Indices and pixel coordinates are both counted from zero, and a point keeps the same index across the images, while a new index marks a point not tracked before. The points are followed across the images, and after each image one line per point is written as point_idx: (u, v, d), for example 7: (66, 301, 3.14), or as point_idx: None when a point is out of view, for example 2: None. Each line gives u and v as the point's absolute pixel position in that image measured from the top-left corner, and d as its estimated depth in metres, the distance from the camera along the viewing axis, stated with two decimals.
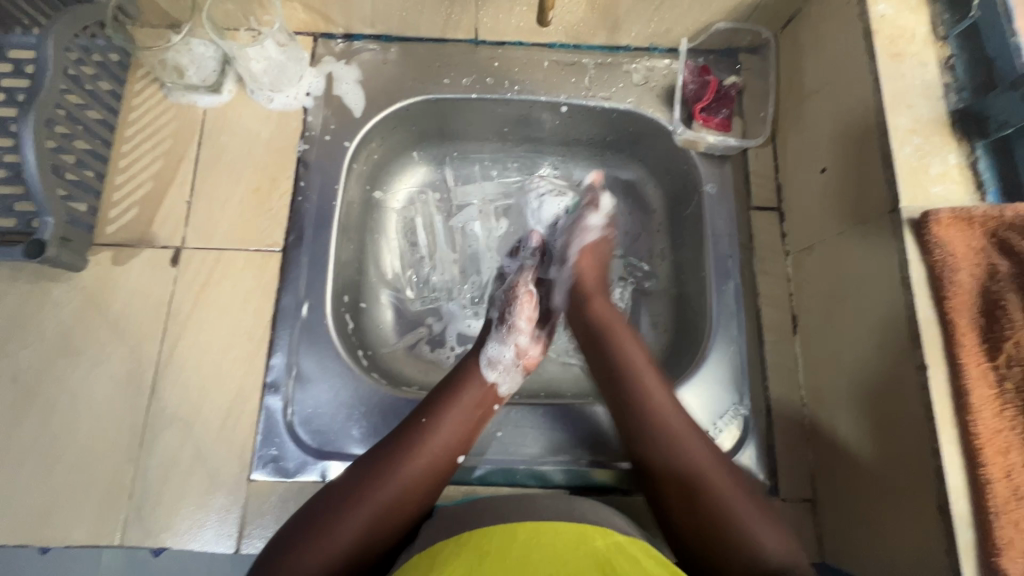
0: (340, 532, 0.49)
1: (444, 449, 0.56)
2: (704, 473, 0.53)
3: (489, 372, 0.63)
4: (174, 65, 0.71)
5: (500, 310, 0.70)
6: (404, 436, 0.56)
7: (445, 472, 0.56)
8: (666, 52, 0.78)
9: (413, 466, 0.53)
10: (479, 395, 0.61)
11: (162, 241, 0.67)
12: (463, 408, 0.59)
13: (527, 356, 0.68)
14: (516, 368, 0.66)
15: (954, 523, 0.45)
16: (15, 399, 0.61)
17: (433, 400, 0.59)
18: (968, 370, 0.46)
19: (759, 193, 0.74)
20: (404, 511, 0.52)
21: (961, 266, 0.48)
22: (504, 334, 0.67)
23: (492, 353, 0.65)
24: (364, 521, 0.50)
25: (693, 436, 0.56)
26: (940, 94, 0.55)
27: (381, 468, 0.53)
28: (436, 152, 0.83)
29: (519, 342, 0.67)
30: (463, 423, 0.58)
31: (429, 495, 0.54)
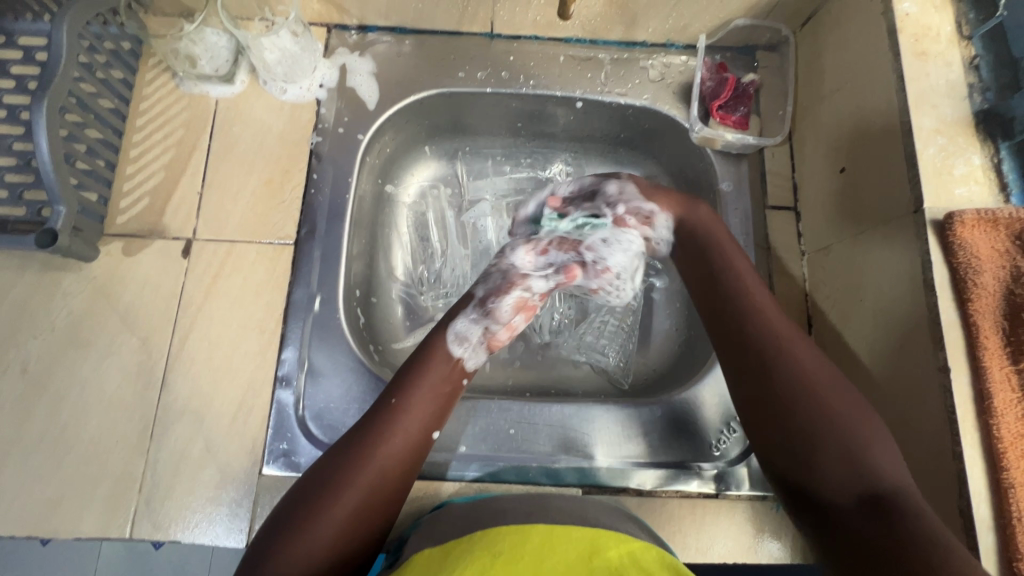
0: (323, 523, 0.48)
1: (417, 428, 0.55)
2: (827, 409, 0.47)
3: (456, 347, 0.62)
4: (187, 55, 0.70)
5: (484, 291, 0.66)
6: (377, 418, 0.55)
7: (422, 451, 0.56)
8: (683, 49, 0.77)
9: (389, 445, 0.53)
10: (446, 370, 0.60)
11: (173, 233, 0.67)
12: (431, 385, 0.58)
13: (494, 338, 0.65)
14: (480, 346, 0.63)
15: (976, 528, 0.45)
16: (25, 389, 0.61)
17: (399, 381, 0.58)
18: (991, 374, 0.46)
19: (775, 192, 0.73)
20: (385, 495, 0.52)
21: (985, 268, 0.48)
22: (477, 313, 0.64)
23: (461, 328, 0.63)
24: (347, 509, 0.49)
25: (804, 354, 0.52)
26: (965, 94, 0.55)
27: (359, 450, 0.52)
28: (448, 146, 0.82)
29: (491, 326, 0.64)
30: (433, 401, 0.58)
31: (408, 475, 0.54)
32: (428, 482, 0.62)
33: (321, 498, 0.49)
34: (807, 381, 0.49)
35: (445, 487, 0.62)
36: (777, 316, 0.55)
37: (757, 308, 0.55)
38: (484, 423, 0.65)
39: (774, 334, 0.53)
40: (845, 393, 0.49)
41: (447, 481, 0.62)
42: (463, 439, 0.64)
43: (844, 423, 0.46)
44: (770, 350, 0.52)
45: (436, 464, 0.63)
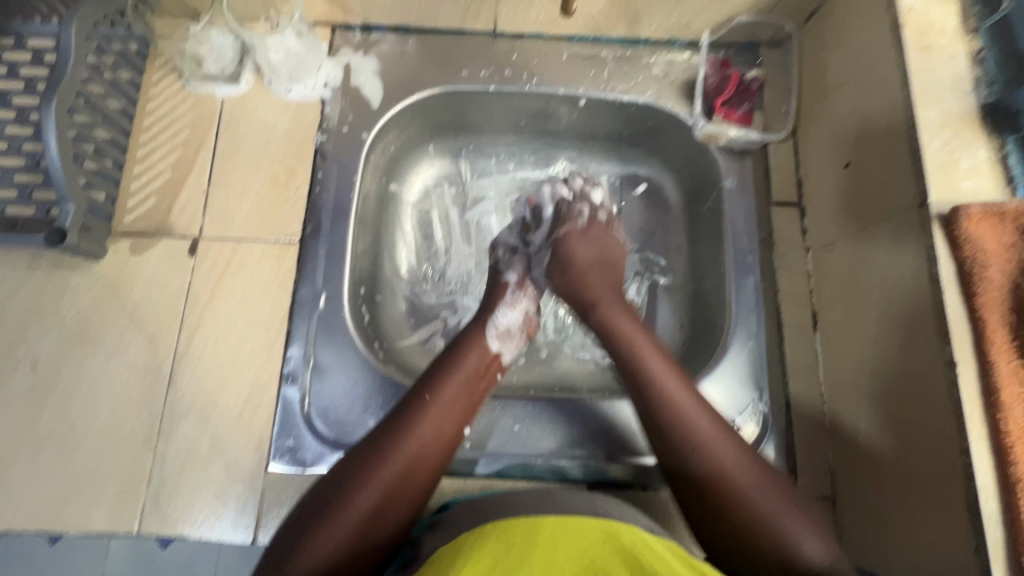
0: (356, 508, 0.49)
1: (453, 419, 0.56)
2: (726, 471, 0.51)
3: (495, 339, 0.65)
4: (193, 55, 0.72)
5: (516, 275, 0.71)
6: (410, 407, 0.55)
7: (456, 443, 0.56)
8: (686, 46, 0.77)
9: (423, 434, 0.53)
10: (482, 364, 0.61)
11: (179, 231, 0.67)
12: (467, 377, 0.59)
13: (530, 323, 0.70)
14: (519, 333, 0.68)
15: (984, 523, 0.45)
16: (35, 387, 0.61)
17: (436, 372, 0.59)
18: (998, 368, 0.46)
19: (779, 188, 0.73)
20: (421, 483, 0.52)
21: (993, 261, 0.47)
22: (513, 299, 0.69)
23: (500, 317, 0.67)
24: (382, 494, 0.50)
25: (718, 436, 0.53)
26: (970, 88, 0.54)
27: (392, 438, 0.52)
28: (452, 144, 0.82)
29: (526, 309, 0.70)
30: (468, 394, 0.59)
31: (441, 465, 0.54)
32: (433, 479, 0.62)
33: (358, 483, 0.50)
34: (703, 439, 0.53)
35: (449, 485, 0.63)
36: (647, 345, 0.60)
37: (640, 369, 0.58)
38: (487, 420, 0.65)
39: (643, 363, 0.58)
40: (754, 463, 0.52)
41: (453, 477, 0.63)
42: (469, 435, 0.65)
43: (732, 468, 0.51)
44: (665, 410, 0.55)
45: None
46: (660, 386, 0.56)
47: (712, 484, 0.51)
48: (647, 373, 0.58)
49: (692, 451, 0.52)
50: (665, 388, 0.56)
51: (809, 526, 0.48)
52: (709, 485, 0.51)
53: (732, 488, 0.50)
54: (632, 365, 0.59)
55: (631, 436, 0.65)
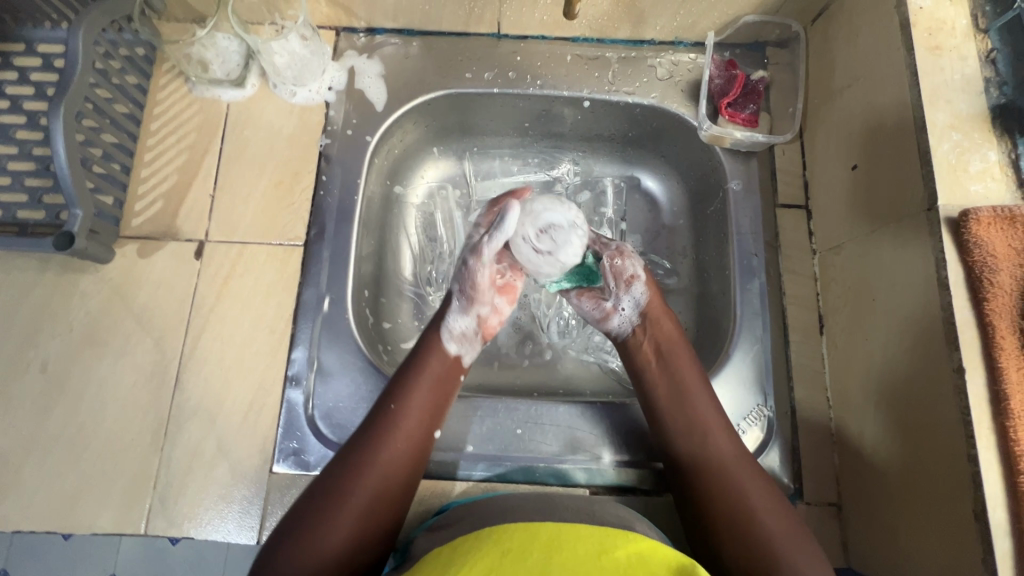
0: (332, 530, 0.49)
1: (419, 429, 0.57)
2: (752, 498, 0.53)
3: (453, 344, 0.63)
4: (199, 59, 0.72)
5: (460, 281, 0.66)
6: (377, 422, 0.56)
7: (424, 452, 0.57)
8: (691, 47, 0.77)
9: (389, 449, 0.54)
10: (445, 368, 0.61)
11: (186, 234, 0.68)
12: (432, 383, 0.60)
13: (488, 324, 0.67)
14: (477, 337, 0.66)
15: (992, 533, 0.44)
16: (45, 388, 0.62)
17: (400, 381, 0.59)
18: (1008, 374, 0.45)
19: (785, 190, 0.72)
20: (391, 499, 0.53)
21: (1002, 266, 0.47)
22: (463, 304, 0.65)
23: (451, 323, 0.65)
24: (353, 515, 0.51)
25: (750, 473, 0.55)
26: (981, 88, 0.53)
27: (360, 458, 0.53)
28: (456, 147, 0.82)
29: (480, 312, 0.66)
30: (432, 400, 0.59)
31: (412, 476, 0.55)
32: (434, 482, 0.63)
33: (330, 505, 0.51)
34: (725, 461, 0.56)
35: (451, 488, 0.63)
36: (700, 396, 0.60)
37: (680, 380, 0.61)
38: (490, 422, 0.65)
39: (680, 381, 0.61)
40: (775, 501, 0.53)
41: (455, 479, 0.63)
42: (471, 438, 0.65)
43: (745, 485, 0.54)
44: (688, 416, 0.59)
45: (445, 463, 0.64)
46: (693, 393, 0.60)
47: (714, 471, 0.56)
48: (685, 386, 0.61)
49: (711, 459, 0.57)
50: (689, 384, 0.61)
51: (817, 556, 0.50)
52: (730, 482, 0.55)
53: (742, 502, 0.53)
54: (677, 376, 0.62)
55: (634, 440, 0.65)
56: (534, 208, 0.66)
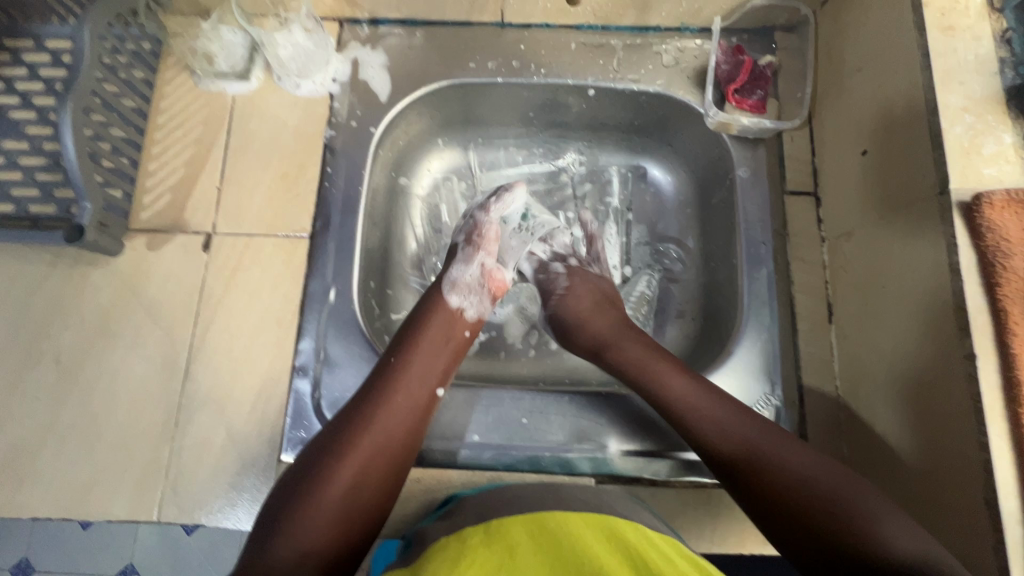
0: (335, 484, 0.50)
1: (421, 385, 0.58)
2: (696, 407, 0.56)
3: (454, 297, 0.66)
4: (205, 53, 0.72)
5: (465, 235, 0.70)
6: (378, 379, 0.57)
7: (429, 411, 0.58)
8: (698, 32, 0.76)
9: (392, 406, 0.55)
10: (447, 323, 0.63)
11: (194, 227, 0.69)
12: (432, 344, 0.61)
13: (494, 278, 0.69)
14: (482, 289, 0.68)
15: (1003, 521, 0.43)
16: (59, 378, 0.63)
17: (401, 340, 0.61)
18: (1020, 359, 0.44)
19: (793, 176, 0.71)
20: (393, 458, 0.54)
21: (1016, 250, 0.45)
22: (469, 254, 0.68)
23: (456, 275, 0.67)
24: (353, 472, 0.51)
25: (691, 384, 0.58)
26: (995, 69, 0.52)
27: (359, 417, 0.54)
28: (461, 137, 0.82)
29: (484, 262, 0.69)
30: (434, 359, 0.60)
31: (413, 436, 0.56)
32: (440, 471, 0.63)
33: (335, 459, 0.51)
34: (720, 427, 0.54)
35: (458, 476, 0.63)
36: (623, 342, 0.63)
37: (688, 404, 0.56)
38: (495, 411, 0.65)
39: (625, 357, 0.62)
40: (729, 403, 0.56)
41: (461, 469, 0.63)
42: (477, 427, 0.65)
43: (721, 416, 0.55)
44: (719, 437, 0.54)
45: (450, 452, 0.64)
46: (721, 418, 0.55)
47: (761, 471, 0.51)
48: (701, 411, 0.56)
49: (760, 477, 0.51)
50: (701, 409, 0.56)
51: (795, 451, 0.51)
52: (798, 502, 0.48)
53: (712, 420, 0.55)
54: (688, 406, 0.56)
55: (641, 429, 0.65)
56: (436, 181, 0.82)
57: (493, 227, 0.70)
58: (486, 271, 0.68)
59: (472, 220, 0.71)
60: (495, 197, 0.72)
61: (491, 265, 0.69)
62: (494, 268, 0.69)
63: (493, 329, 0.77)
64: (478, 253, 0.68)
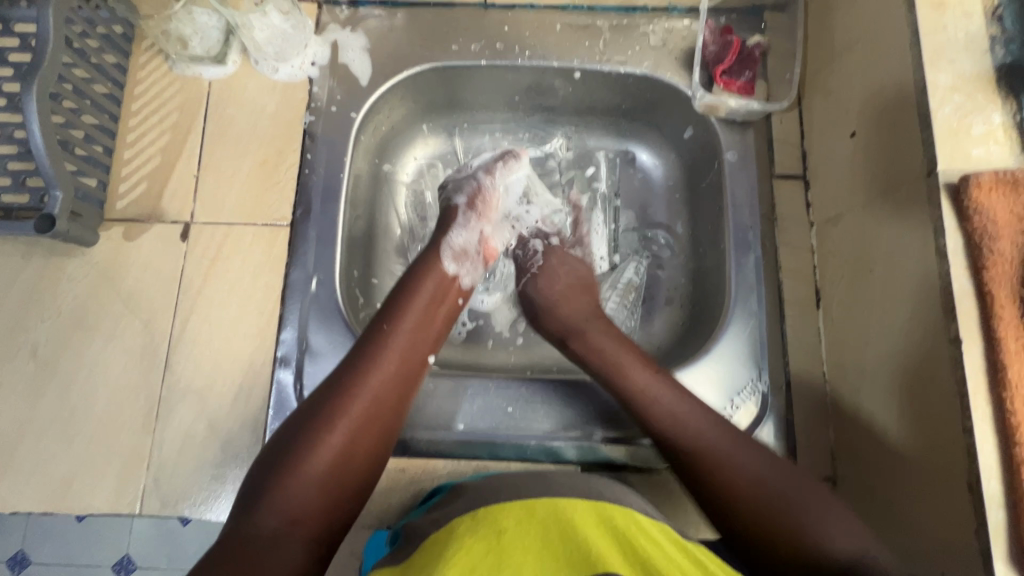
0: (322, 452, 0.49)
1: (412, 352, 0.57)
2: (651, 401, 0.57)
3: (453, 263, 0.64)
4: (178, 36, 0.70)
5: (466, 198, 0.69)
6: (368, 344, 0.56)
7: (419, 376, 0.57)
8: (686, 13, 0.74)
9: (385, 371, 0.54)
10: (439, 289, 0.62)
11: (172, 217, 0.67)
12: (422, 309, 0.59)
13: (488, 246, 0.69)
14: (477, 255, 0.67)
15: (985, 504, 0.43)
16: (36, 372, 0.62)
17: (391, 306, 0.59)
18: (1006, 344, 0.43)
19: (782, 160, 0.71)
20: (382, 427, 0.53)
21: (1003, 233, 0.45)
22: (471, 220, 0.68)
23: (455, 240, 0.66)
24: (344, 438, 0.50)
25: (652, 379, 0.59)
26: (985, 47, 0.51)
27: (351, 383, 0.53)
28: (446, 123, 0.80)
29: (483, 230, 0.69)
30: (424, 325, 0.59)
31: (402, 403, 0.55)
32: (426, 461, 0.63)
33: (320, 427, 0.50)
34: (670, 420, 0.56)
35: (444, 466, 0.63)
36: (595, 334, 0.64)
37: (702, 442, 0.54)
38: (481, 400, 0.65)
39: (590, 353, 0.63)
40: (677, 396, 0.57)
41: (447, 457, 0.63)
42: (462, 417, 0.64)
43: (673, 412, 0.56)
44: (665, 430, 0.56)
45: (434, 441, 0.63)
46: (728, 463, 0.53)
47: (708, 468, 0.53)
48: (706, 447, 0.54)
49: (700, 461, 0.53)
50: (667, 414, 0.56)
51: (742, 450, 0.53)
52: (752, 521, 0.50)
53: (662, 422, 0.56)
54: (690, 435, 0.54)
55: (628, 417, 0.64)
56: (424, 168, 0.80)
57: (495, 194, 0.71)
58: (484, 238, 0.69)
59: (476, 181, 0.70)
60: (502, 160, 0.72)
61: (489, 232, 0.69)
62: (489, 233, 0.69)
63: (479, 317, 0.76)
64: (478, 218, 0.69)
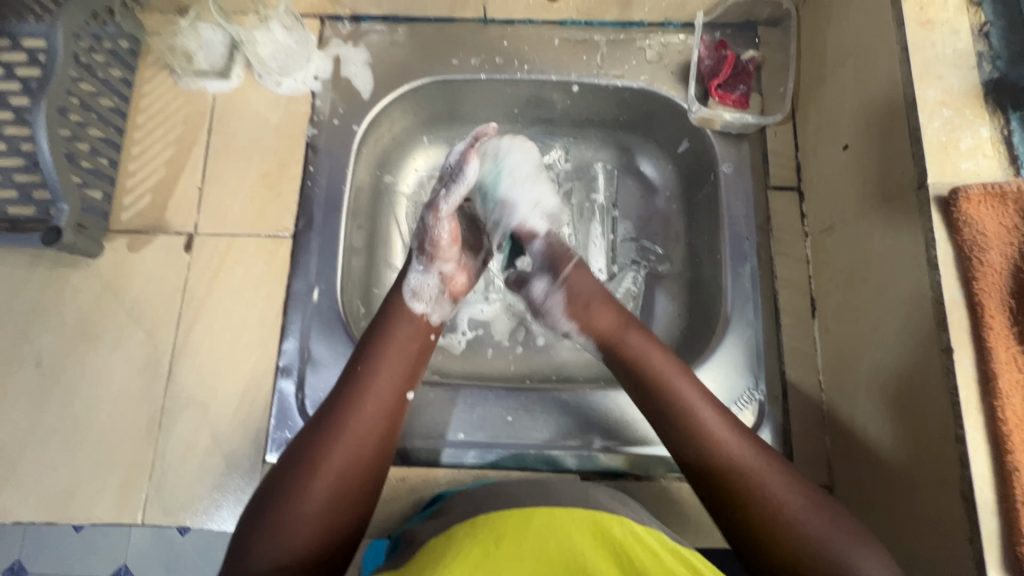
0: (308, 497, 0.50)
1: (388, 390, 0.56)
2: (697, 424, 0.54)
3: (418, 304, 0.62)
4: (184, 51, 0.72)
5: (418, 241, 0.64)
6: (344, 387, 0.55)
7: (399, 414, 0.57)
8: (681, 27, 0.76)
9: (362, 413, 0.54)
10: (414, 328, 0.61)
11: (175, 228, 0.68)
12: (396, 348, 0.58)
13: (454, 283, 0.64)
14: (443, 296, 0.64)
15: (978, 513, 0.43)
16: (40, 382, 0.63)
17: (366, 346, 0.59)
18: (996, 353, 0.44)
19: (777, 172, 0.72)
20: (363, 469, 0.53)
21: (992, 244, 0.46)
22: (425, 262, 0.63)
23: (415, 284, 0.63)
24: (327, 482, 0.51)
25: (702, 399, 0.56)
26: (973, 63, 0.52)
27: (331, 428, 0.53)
28: (445, 135, 0.81)
29: (443, 269, 0.64)
30: (401, 364, 0.58)
31: (384, 442, 0.55)
32: (426, 469, 0.63)
33: (302, 475, 0.50)
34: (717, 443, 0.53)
35: (444, 475, 0.63)
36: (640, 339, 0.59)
37: (735, 460, 0.52)
38: (481, 409, 0.65)
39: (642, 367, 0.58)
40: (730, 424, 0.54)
41: (447, 466, 0.64)
42: (462, 426, 0.65)
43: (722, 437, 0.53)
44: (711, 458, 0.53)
45: (434, 450, 0.64)
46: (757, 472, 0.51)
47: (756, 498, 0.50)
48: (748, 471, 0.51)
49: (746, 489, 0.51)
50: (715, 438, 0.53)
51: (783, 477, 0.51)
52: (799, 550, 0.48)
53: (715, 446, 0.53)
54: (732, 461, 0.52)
55: (629, 426, 0.65)
56: (426, 180, 0.81)
57: (444, 224, 0.62)
58: (445, 276, 0.64)
59: (422, 223, 0.63)
60: (443, 186, 0.62)
61: (450, 271, 0.64)
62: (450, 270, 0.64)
63: (479, 326, 0.77)
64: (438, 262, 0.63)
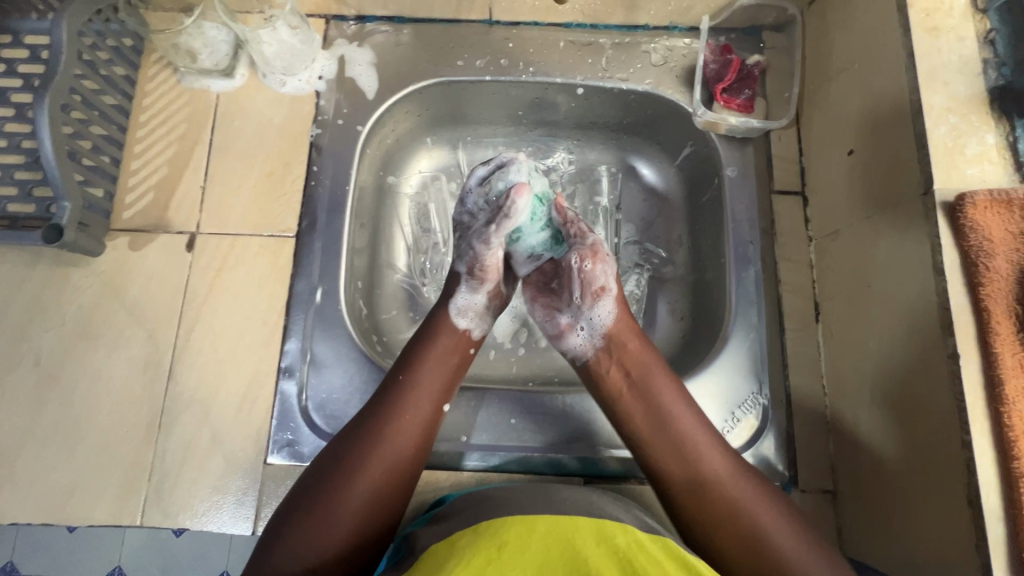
0: (344, 500, 0.50)
1: (429, 400, 0.56)
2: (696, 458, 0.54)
3: (462, 321, 0.61)
4: (187, 49, 0.71)
5: (466, 263, 0.62)
6: (385, 395, 0.55)
7: (435, 425, 0.56)
8: (686, 31, 0.76)
9: (402, 420, 0.54)
10: (455, 338, 0.60)
11: (177, 227, 0.68)
12: (438, 356, 0.58)
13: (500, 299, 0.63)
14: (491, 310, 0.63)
15: (985, 518, 0.43)
16: (38, 381, 0.62)
17: (409, 354, 0.59)
18: (1003, 360, 0.44)
19: (782, 176, 0.72)
20: (401, 475, 0.53)
21: (998, 250, 0.46)
22: (475, 282, 0.62)
23: (463, 302, 0.62)
24: (365, 487, 0.51)
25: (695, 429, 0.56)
26: (978, 70, 0.52)
27: (373, 432, 0.53)
28: (449, 136, 0.81)
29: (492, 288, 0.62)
30: (443, 374, 0.58)
31: (423, 450, 0.55)
32: (429, 472, 0.63)
33: (341, 479, 0.51)
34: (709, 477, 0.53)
35: (446, 478, 0.63)
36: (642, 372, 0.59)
37: (725, 493, 0.53)
38: (484, 413, 0.65)
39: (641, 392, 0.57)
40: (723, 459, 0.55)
41: (451, 470, 0.63)
42: (465, 429, 0.64)
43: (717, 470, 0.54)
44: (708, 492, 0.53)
45: (437, 453, 0.64)
46: (767, 529, 0.51)
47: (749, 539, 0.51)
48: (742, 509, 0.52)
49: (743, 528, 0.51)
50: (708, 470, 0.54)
51: (769, 510, 0.52)
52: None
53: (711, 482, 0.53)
54: (728, 498, 0.52)
55: None
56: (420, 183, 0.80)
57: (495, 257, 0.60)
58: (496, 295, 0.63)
59: (471, 248, 0.60)
60: (501, 210, 0.63)
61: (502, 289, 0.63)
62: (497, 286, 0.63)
63: None
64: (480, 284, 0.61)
